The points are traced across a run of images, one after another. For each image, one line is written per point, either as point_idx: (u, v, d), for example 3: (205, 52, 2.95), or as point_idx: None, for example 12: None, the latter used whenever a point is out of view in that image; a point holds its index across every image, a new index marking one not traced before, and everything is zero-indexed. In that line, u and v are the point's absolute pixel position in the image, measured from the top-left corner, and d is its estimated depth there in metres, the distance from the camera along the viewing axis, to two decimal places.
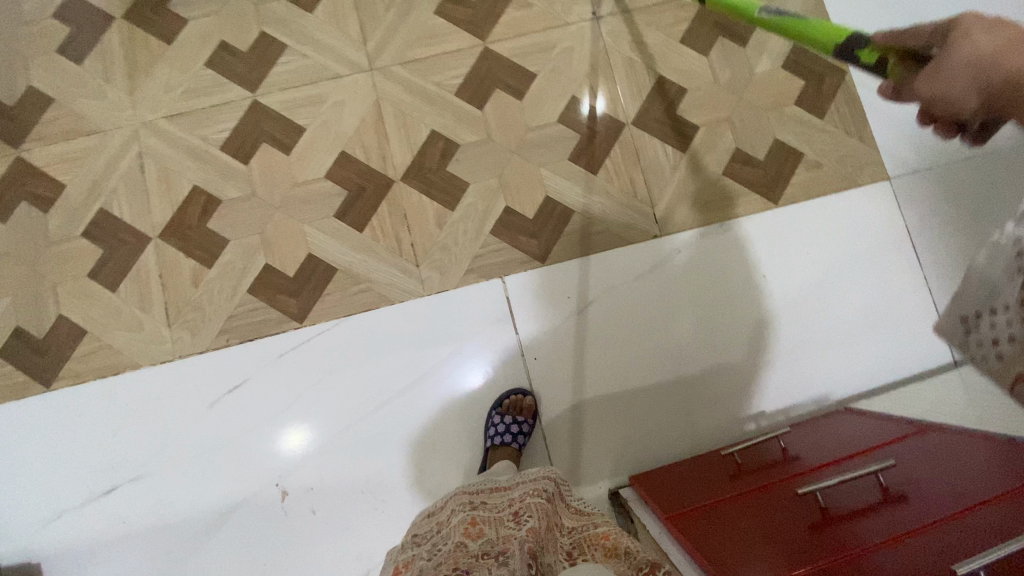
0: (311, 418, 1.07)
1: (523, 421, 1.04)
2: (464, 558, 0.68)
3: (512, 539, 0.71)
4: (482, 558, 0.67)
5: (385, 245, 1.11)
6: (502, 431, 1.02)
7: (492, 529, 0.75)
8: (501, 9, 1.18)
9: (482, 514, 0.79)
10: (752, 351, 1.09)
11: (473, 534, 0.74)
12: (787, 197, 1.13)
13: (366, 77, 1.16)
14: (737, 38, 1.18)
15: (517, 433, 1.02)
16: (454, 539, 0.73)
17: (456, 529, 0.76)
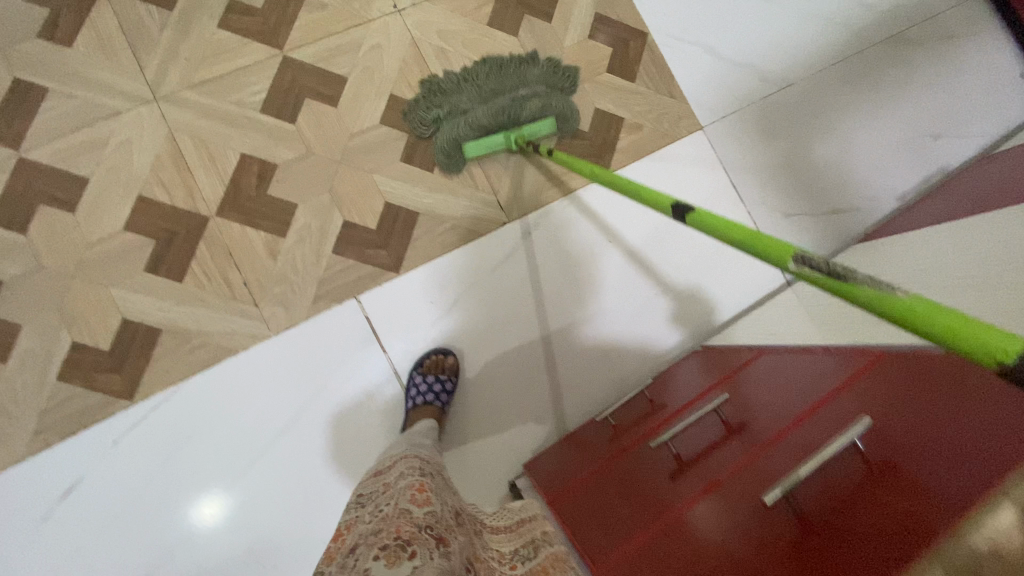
0: (171, 500, 0.95)
1: (446, 379, 1.02)
2: (406, 526, 0.61)
3: (452, 535, 0.65)
4: (424, 532, 0.61)
5: (217, 291, 1.00)
6: (425, 390, 1.00)
7: (439, 510, 0.68)
8: (293, 14, 1.09)
9: (432, 485, 0.73)
10: (615, 314, 1.13)
11: (420, 502, 0.67)
12: (619, 161, 1.17)
13: (153, 109, 1.03)
14: (542, 14, 1.19)
15: (440, 391, 1.00)
16: (400, 503, 0.67)
17: (402, 491, 0.70)
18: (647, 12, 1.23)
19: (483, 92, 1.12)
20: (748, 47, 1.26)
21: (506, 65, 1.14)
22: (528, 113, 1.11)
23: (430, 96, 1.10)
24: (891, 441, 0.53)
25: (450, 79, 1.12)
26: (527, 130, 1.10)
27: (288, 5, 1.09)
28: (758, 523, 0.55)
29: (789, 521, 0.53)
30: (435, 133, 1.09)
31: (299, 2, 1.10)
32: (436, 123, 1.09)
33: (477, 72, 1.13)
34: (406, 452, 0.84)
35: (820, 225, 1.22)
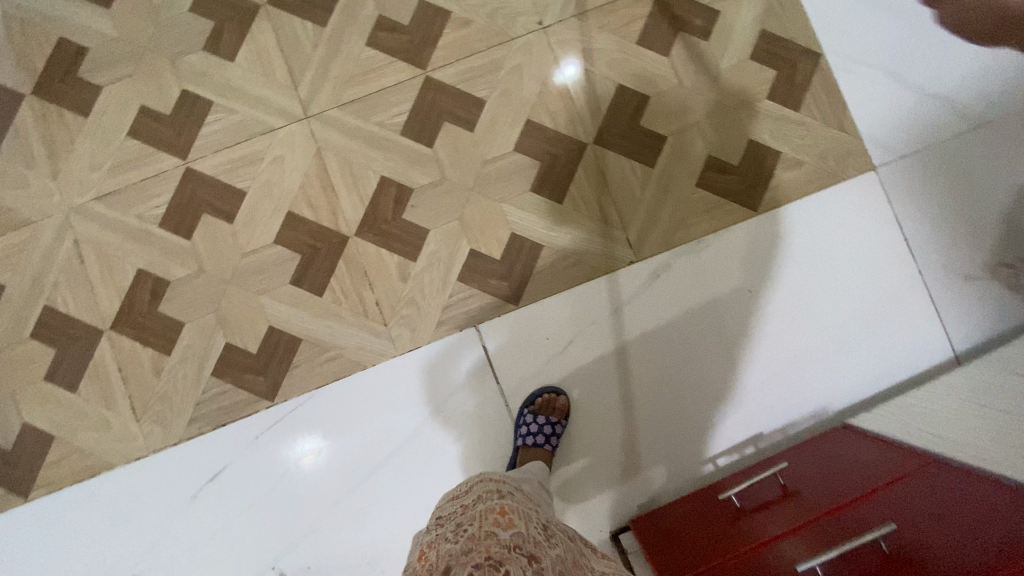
0: (298, 496, 1.04)
1: (556, 423, 1.00)
2: (497, 546, 0.63)
3: (542, 552, 0.66)
4: (515, 553, 0.62)
5: (349, 308, 1.05)
6: (535, 432, 0.98)
7: (523, 529, 0.70)
8: (439, 31, 1.07)
9: (512, 505, 0.75)
10: (740, 374, 1.03)
11: (503, 523, 0.69)
12: (769, 202, 1.05)
13: (303, 127, 1.07)
14: (699, 32, 1.08)
15: (550, 434, 0.99)
16: (483, 525, 0.68)
17: (483, 513, 0.72)
18: (822, 30, 1.08)
19: None
20: (944, 74, 1.07)
21: None
22: None
23: None
24: None
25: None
26: None
27: (435, 22, 1.07)
28: None
29: None
30: None
31: (445, 19, 1.07)
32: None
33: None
34: (484, 475, 0.86)
35: (1010, 294, 1.03)
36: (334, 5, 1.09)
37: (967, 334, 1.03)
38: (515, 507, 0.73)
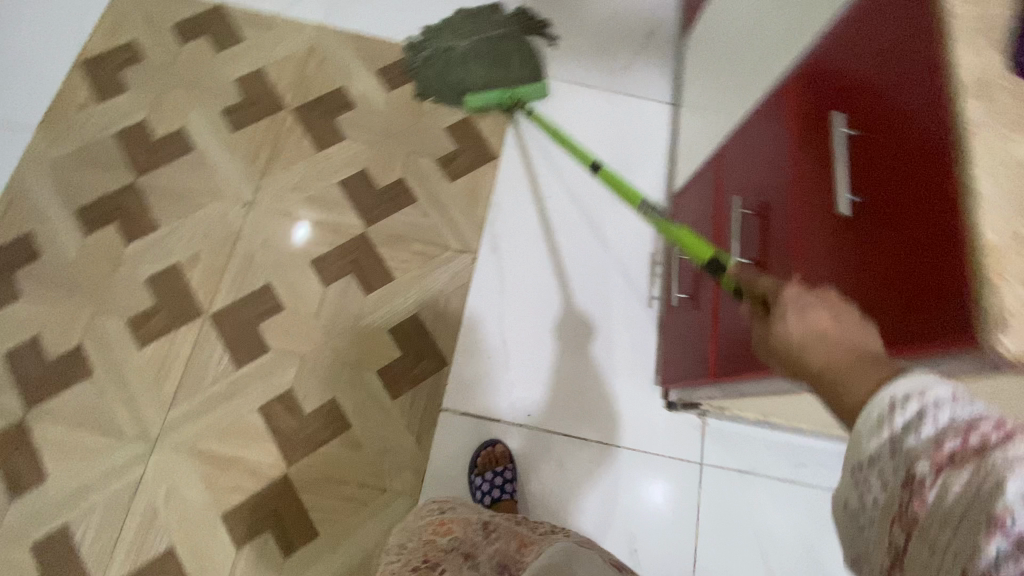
0: None
1: (505, 470, 1.03)
2: (431, 553, 0.78)
3: (476, 549, 0.78)
4: (451, 555, 0.77)
5: (350, 512, 1.02)
6: (489, 489, 1.00)
7: (461, 531, 0.82)
8: (184, 280, 1.11)
9: (451, 517, 0.86)
10: (603, 238, 1.22)
11: (441, 532, 0.82)
12: (496, 142, 1.27)
13: (162, 449, 1.02)
14: (344, 106, 1.28)
15: (503, 484, 1.01)
16: (423, 538, 0.82)
17: (425, 531, 0.84)
18: (406, 39, 1.35)
19: (461, 36, 1.31)
20: None
21: (480, 22, 1.34)
22: (508, 61, 1.29)
23: (415, 51, 1.32)
24: (865, 101, 0.58)
25: (430, 32, 1.33)
26: (524, 91, 1.26)
27: (174, 279, 1.11)
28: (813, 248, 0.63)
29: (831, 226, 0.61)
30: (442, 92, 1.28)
31: (179, 269, 1.12)
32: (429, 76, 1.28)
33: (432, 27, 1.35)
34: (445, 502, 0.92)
35: (651, 52, 1.39)
36: (85, 350, 1.06)
37: (662, 88, 1.37)
38: (451, 519, 0.84)
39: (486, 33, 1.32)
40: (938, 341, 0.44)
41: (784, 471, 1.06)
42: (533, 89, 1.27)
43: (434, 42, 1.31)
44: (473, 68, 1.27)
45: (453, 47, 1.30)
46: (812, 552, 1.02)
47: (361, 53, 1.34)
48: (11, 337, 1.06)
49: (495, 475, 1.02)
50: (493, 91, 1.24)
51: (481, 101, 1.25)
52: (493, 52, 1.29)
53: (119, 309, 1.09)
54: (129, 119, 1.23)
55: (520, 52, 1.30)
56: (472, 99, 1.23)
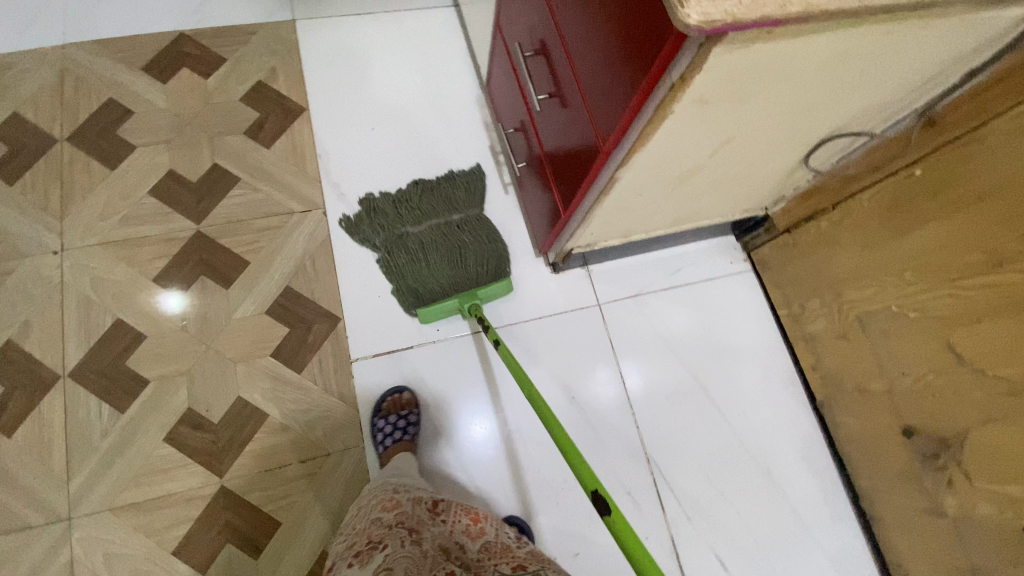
0: None
1: (409, 414, 1.03)
2: (377, 531, 0.74)
3: (426, 527, 0.78)
4: (396, 530, 0.74)
5: (303, 488, 1.01)
6: (390, 432, 1.01)
7: (411, 506, 0.81)
8: (25, 351, 1.01)
9: (403, 495, 0.84)
10: (440, 147, 1.24)
11: (390, 509, 0.79)
12: (300, 97, 1.24)
13: (80, 521, 0.94)
14: (123, 115, 1.18)
15: (406, 428, 1.02)
16: (373, 519, 0.79)
17: (375, 511, 0.81)
18: (163, 27, 1.26)
19: (418, 212, 1.16)
20: None
21: (435, 187, 1.20)
22: (462, 237, 1.13)
23: (369, 213, 1.16)
24: None
25: (385, 211, 1.17)
26: (483, 294, 1.06)
27: (13, 354, 1.01)
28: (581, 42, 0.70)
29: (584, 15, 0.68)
30: (402, 287, 1.11)
31: (13, 342, 1.01)
32: (387, 272, 1.12)
33: (391, 198, 1.19)
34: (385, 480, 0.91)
35: None
36: None
37: None
38: (402, 498, 0.82)
39: (445, 216, 1.16)
40: (665, 43, 0.54)
41: (667, 280, 1.17)
42: (496, 290, 1.07)
43: (387, 230, 1.15)
44: (427, 270, 1.10)
45: (408, 235, 1.14)
46: (714, 334, 1.14)
47: (118, 57, 1.23)
48: None
49: (400, 418, 1.03)
50: (450, 300, 1.07)
51: (441, 315, 1.08)
52: (450, 241, 1.12)
53: None
54: None
55: (454, 245, 1.11)
56: (427, 313, 1.06)
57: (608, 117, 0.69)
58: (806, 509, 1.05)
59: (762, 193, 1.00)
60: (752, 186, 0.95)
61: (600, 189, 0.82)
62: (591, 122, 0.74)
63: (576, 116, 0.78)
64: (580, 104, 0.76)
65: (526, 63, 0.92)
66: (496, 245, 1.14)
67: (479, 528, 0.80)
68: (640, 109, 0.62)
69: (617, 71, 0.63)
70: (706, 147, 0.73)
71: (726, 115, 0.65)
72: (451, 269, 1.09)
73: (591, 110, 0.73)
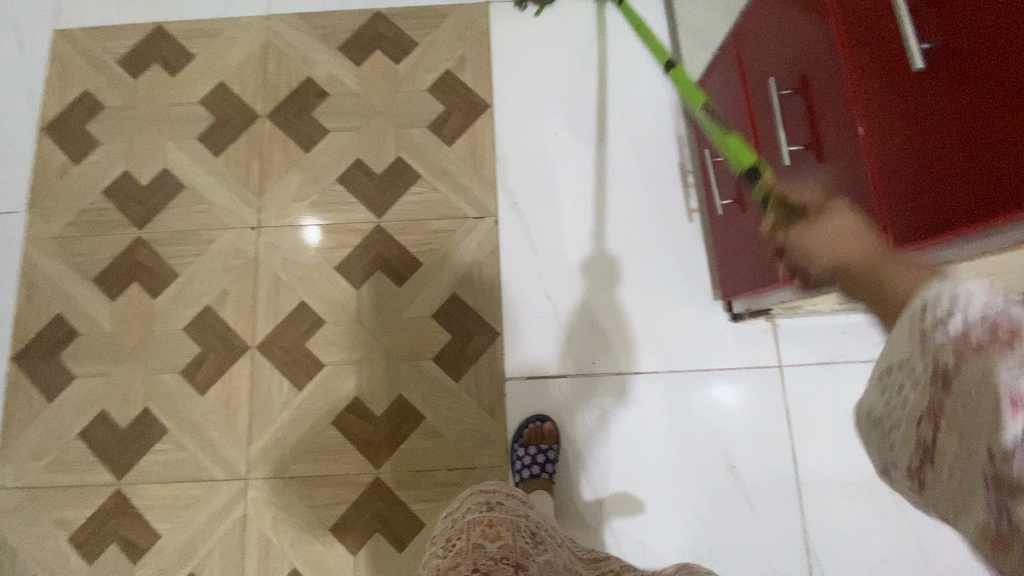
0: None
1: (550, 449, 1.00)
2: (485, 559, 0.70)
3: (529, 557, 0.75)
4: (503, 562, 0.70)
5: (448, 495, 1.03)
6: (529, 464, 0.99)
7: (513, 537, 0.78)
8: (221, 318, 1.10)
9: (500, 515, 0.81)
10: (624, 160, 1.15)
11: (491, 533, 0.77)
12: (486, 91, 1.19)
13: (255, 482, 1.04)
14: (319, 96, 1.20)
15: (545, 463, 0.99)
16: (472, 540, 0.76)
17: (472, 529, 0.78)
18: (360, 5, 1.25)
19: None
20: None
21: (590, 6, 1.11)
22: None
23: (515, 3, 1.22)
24: None
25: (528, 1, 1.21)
26: None
27: (211, 319, 1.10)
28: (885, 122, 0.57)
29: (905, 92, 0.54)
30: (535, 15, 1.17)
31: (212, 307, 1.10)
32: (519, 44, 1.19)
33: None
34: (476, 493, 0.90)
35: None
36: (153, 408, 1.08)
37: None
38: (501, 520, 0.80)
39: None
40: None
41: (866, 350, 1.03)
42: None
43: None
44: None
45: None
46: None
47: (318, 33, 1.24)
48: (81, 414, 1.08)
49: (540, 452, 1.00)
50: None
51: None
52: None
53: (170, 362, 1.09)
54: (112, 171, 1.18)
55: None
56: None
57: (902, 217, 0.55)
58: None
59: None
60: None
61: None
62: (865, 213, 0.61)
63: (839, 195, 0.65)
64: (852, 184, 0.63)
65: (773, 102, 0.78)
66: None
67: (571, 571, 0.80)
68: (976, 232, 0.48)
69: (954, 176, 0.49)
70: None
71: None
72: None
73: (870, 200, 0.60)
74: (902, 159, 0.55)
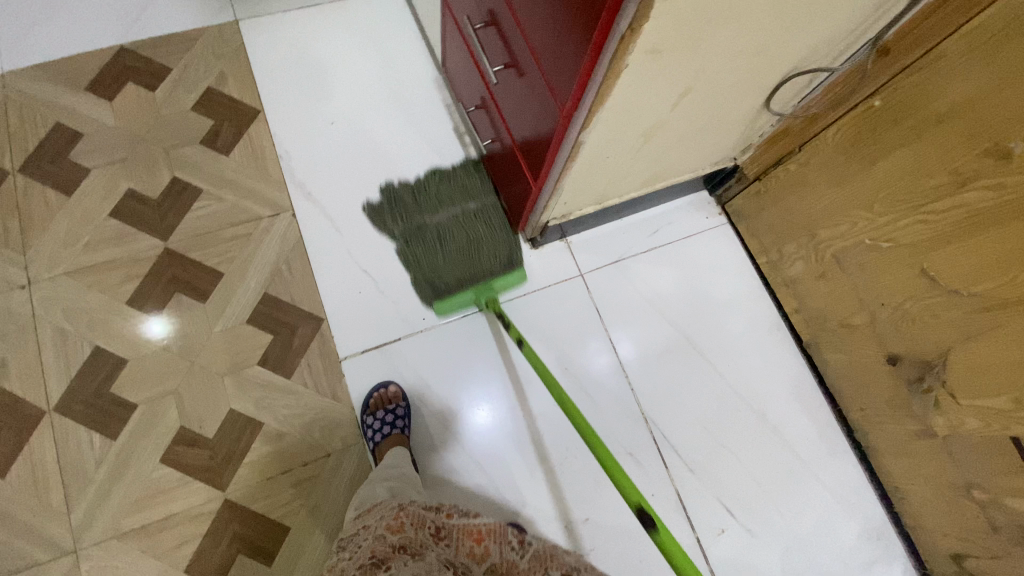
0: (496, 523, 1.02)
1: (398, 408, 1.03)
2: (382, 548, 0.71)
3: (429, 548, 0.76)
4: (400, 551, 0.71)
5: (308, 491, 1.00)
6: (379, 427, 1.00)
7: (414, 530, 0.78)
8: (3, 391, 0.99)
9: (408, 510, 0.82)
10: (403, 134, 1.23)
11: (395, 527, 0.77)
12: (253, 98, 1.21)
13: (84, 553, 0.93)
14: (72, 140, 1.14)
15: (396, 421, 1.01)
16: (376, 532, 0.76)
17: (379, 522, 0.79)
18: (99, 43, 1.22)
19: (430, 257, 1.11)
20: None
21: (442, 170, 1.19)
22: (479, 240, 1.11)
23: (390, 207, 1.17)
24: None
25: (405, 200, 1.17)
26: (498, 284, 1.08)
27: None
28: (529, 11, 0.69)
29: None
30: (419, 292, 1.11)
31: None
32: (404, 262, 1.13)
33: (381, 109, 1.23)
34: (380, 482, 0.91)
35: None
36: None
37: None
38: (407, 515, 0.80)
39: (460, 206, 1.15)
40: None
41: (646, 241, 1.17)
42: (514, 280, 1.08)
43: (409, 219, 1.15)
44: (444, 263, 1.09)
45: (427, 226, 1.13)
46: (697, 288, 1.15)
47: (57, 79, 1.19)
48: None
49: (388, 413, 1.02)
50: (464, 292, 1.07)
51: (456, 307, 1.09)
52: (465, 233, 1.11)
53: None
54: None
55: (470, 236, 1.11)
56: (445, 305, 1.07)
57: (566, 74, 0.67)
58: (803, 448, 1.08)
59: (729, 142, 0.99)
60: (715, 138, 0.95)
61: (567, 155, 0.81)
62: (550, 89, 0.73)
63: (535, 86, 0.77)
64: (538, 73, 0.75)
65: (478, 34, 0.90)
66: (501, 250, 1.12)
67: (480, 548, 0.80)
68: (595, 63, 0.61)
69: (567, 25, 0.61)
70: (665, 98, 0.72)
71: (683, 60, 0.64)
72: (461, 226, 1.12)
73: (548, 76, 0.72)
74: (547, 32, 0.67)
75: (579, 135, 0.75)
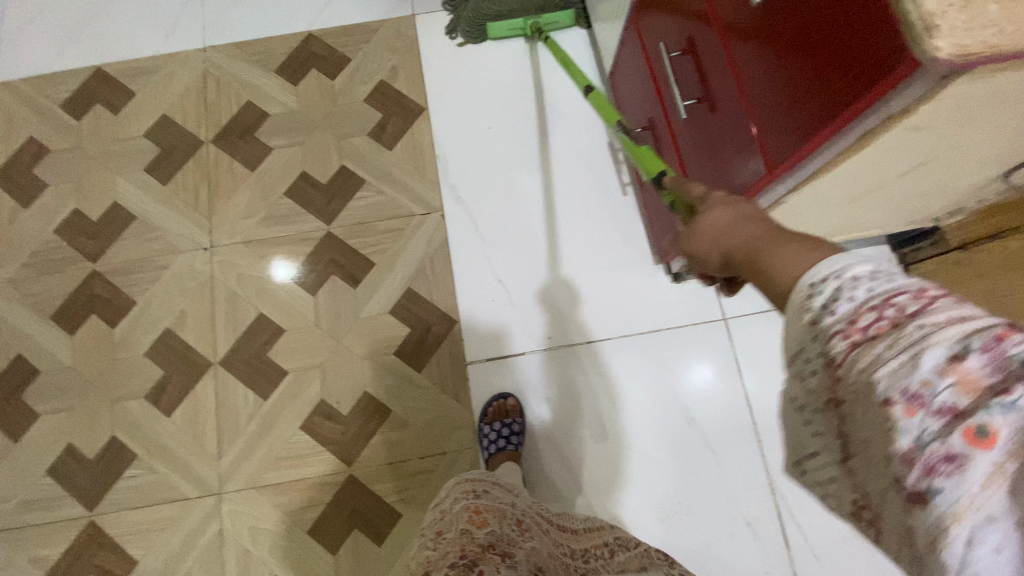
0: None
1: (514, 423, 1.04)
2: (472, 547, 0.70)
3: (516, 544, 0.73)
4: (490, 551, 0.69)
5: (422, 484, 1.05)
6: (495, 439, 1.02)
7: (498, 524, 0.76)
8: (183, 339, 1.12)
9: (486, 502, 0.80)
10: (558, 148, 1.21)
11: (479, 522, 0.75)
12: (420, 96, 1.25)
13: (230, 496, 1.05)
14: (260, 118, 1.25)
15: (511, 435, 1.02)
16: (462, 528, 0.75)
17: (460, 517, 0.78)
18: (292, 29, 1.31)
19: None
20: None
21: None
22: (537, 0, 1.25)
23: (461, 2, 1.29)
24: None
25: None
26: (546, 20, 1.25)
27: (173, 341, 1.12)
28: (754, 58, 0.63)
29: (762, 30, 0.60)
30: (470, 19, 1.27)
31: (173, 329, 1.12)
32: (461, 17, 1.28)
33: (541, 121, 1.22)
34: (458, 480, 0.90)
35: None
36: (121, 436, 1.08)
37: None
38: (488, 507, 0.79)
39: None
40: (880, 79, 0.45)
41: None
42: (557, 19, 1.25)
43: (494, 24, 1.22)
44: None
45: None
46: None
47: (254, 60, 1.29)
48: (49, 452, 1.08)
49: (505, 427, 1.03)
50: (515, 19, 1.25)
51: (504, 30, 1.26)
52: (523, 2, 1.25)
53: (135, 388, 1.10)
54: (62, 212, 1.20)
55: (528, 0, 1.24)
56: (494, 24, 1.25)
57: (781, 138, 0.61)
58: None
59: (934, 207, 0.88)
60: (922, 203, 0.84)
61: None
62: (753, 144, 0.67)
63: (735, 137, 0.71)
64: (741, 124, 0.69)
65: (670, 64, 0.85)
66: None
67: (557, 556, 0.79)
68: (831, 137, 0.54)
69: (804, 91, 0.55)
70: (894, 169, 0.64)
71: (939, 138, 0.56)
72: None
73: (755, 130, 0.66)
74: (769, 90, 0.61)
75: (776, 195, 0.69)
